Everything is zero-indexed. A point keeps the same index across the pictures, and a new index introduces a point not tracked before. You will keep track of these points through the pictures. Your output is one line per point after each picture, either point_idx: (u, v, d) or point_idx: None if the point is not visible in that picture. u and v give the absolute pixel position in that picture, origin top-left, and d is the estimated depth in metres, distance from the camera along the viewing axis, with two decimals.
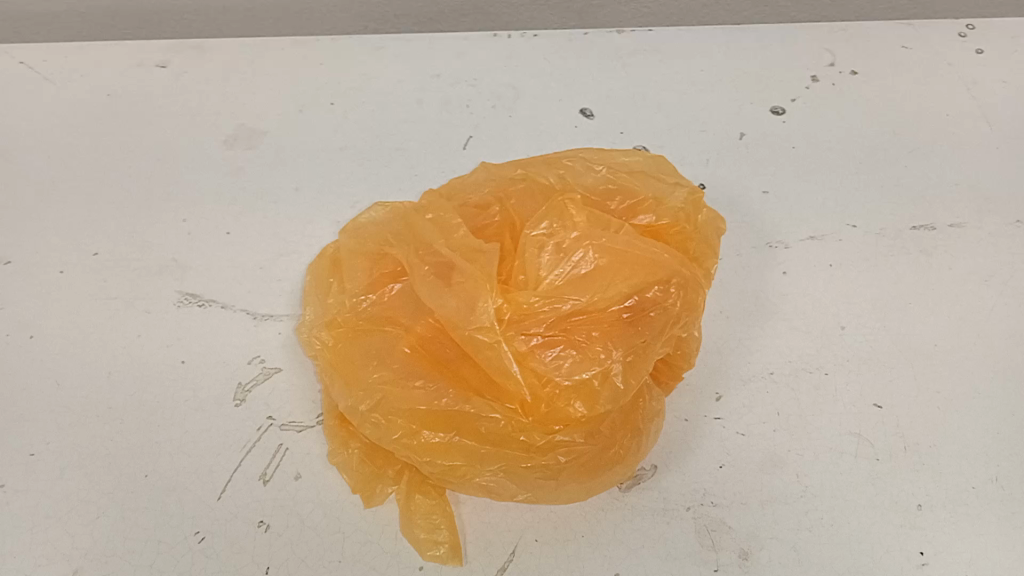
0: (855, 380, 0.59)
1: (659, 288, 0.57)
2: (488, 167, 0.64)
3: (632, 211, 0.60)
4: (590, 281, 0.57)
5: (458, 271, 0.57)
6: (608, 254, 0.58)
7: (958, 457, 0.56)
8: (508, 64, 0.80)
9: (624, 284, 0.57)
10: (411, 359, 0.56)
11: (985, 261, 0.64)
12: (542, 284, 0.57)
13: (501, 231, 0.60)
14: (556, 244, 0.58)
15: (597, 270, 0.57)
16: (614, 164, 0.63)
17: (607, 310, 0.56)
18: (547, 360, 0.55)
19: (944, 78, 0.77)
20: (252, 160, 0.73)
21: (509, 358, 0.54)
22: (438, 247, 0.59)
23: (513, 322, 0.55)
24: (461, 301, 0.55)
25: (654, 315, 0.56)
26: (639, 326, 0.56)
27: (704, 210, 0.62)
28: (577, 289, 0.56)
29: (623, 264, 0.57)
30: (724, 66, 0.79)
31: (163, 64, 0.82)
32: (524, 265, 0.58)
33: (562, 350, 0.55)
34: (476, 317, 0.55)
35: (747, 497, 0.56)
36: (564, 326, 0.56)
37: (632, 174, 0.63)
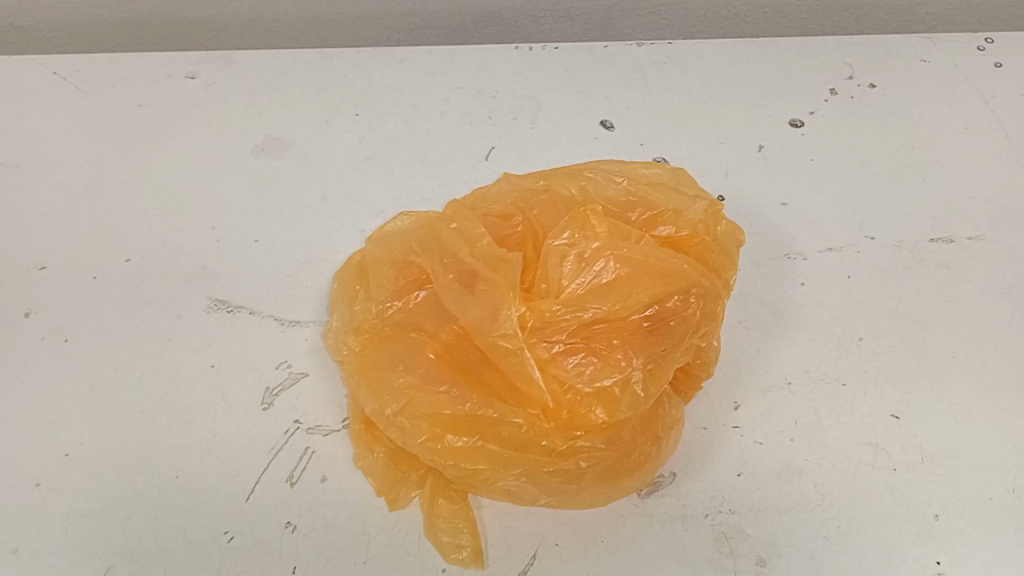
0: (872, 391, 0.63)
1: (679, 298, 0.56)
2: (511, 179, 0.65)
3: (653, 221, 0.61)
4: (613, 289, 0.55)
5: (481, 277, 0.56)
6: (631, 263, 0.56)
7: (975, 468, 0.59)
8: (530, 77, 0.84)
9: (644, 293, 0.55)
10: (434, 364, 0.56)
11: (1001, 274, 0.69)
12: (565, 293, 0.55)
13: (524, 240, 0.61)
14: (578, 253, 0.57)
15: (618, 279, 0.56)
16: (637, 176, 0.64)
17: (629, 317, 0.55)
18: (571, 367, 0.53)
19: (962, 94, 0.81)
20: (280, 170, 0.77)
21: (532, 365, 0.53)
22: (462, 255, 0.58)
23: (536, 329, 0.54)
24: (485, 308, 0.55)
25: (674, 325, 0.55)
26: (659, 335, 0.55)
27: (725, 221, 0.62)
28: (600, 298, 0.55)
29: (644, 274, 0.56)
30: (744, 80, 0.83)
31: (192, 75, 0.85)
32: (546, 274, 0.57)
33: (584, 357, 0.53)
34: (499, 324, 0.54)
35: (766, 506, 0.58)
36: (586, 333, 0.54)
37: (653, 187, 0.63)
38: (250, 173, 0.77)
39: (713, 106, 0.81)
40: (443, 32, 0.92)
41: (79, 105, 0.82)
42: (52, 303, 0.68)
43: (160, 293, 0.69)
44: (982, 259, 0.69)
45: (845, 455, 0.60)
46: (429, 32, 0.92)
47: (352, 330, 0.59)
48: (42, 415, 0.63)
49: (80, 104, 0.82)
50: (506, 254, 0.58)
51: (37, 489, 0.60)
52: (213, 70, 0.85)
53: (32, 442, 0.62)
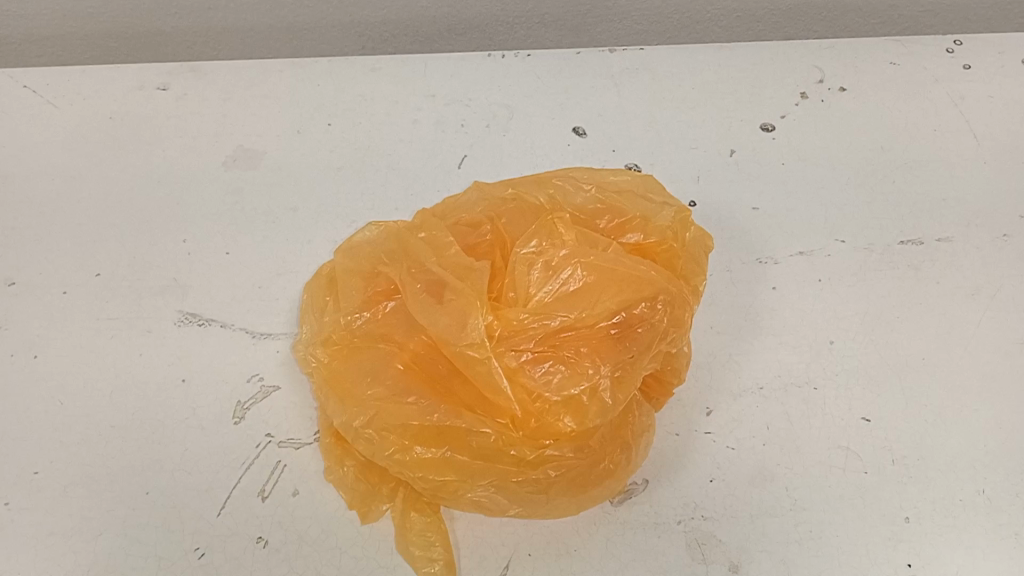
0: (843, 395, 0.63)
1: (647, 304, 0.55)
2: (480, 187, 0.65)
3: (621, 228, 0.61)
4: (580, 297, 0.56)
5: (449, 287, 0.56)
6: (598, 271, 0.56)
7: (947, 470, 0.60)
8: (503, 85, 0.84)
9: (611, 301, 0.55)
10: (402, 375, 0.55)
11: (970, 274, 0.69)
12: (532, 301, 0.55)
13: (492, 249, 0.61)
14: (545, 261, 0.57)
15: (585, 287, 0.56)
16: (606, 184, 0.64)
17: (595, 326, 0.55)
18: (538, 375, 0.53)
19: (932, 96, 0.81)
20: (251, 181, 0.77)
21: (499, 374, 0.53)
22: (430, 266, 0.58)
23: (503, 337, 0.54)
24: (452, 318, 0.55)
25: (642, 333, 0.55)
26: (627, 342, 0.55)
27: (693, 227, 0.63)
28: (566, 306, 0.55)
29: (610, 281, 0.56)
30: (716, 85, 0.83)
31: (164, 87, 0.84)
32: (513, 283, 0.57)
33: (551, 365, 0.53)
34: (465, 333, 0.54)
35: (738, 511, 0.58)
36: (554, 341, 0.54)
37: (622, 194, 0.63)
38: (222, 184, 0.77)
39: (685, 111, 0.81)
40: (417, 40, 0.92)
41: (49, 118, 0.82)
42: (21, 319, 0.68)
43: (132, 307, 0.69)
44: (952, 261, 0.70)
45: (818, 459, 0.60)
46: (402, 40, 0.92)
47: (321, 341, 0.59)
48: (12, 432, 0.62)
49: (50, 117, 0.82)
50: (473, 263, 0.57)
51: (6, 507, 0.59)
52: (184, 81, 0.85)
53: (1, 460, 0.61)
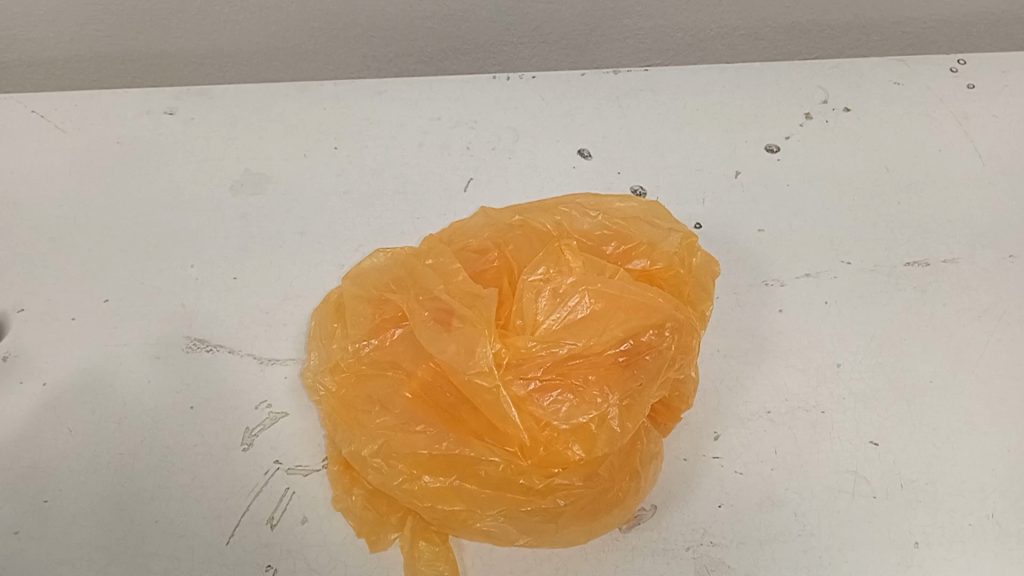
0: (851, 419, 0.63)
1: (654, 331, 0.56)
2: (487, 212, 0.66)
3: (626, 254, 0.62)
4: (587, 324, 0.56)
5: (457, 314, 0.57)
6: (604, 297, 0.57)
7: (955, 493, 0.60)
8: (508, 106, 0.84)
9: (619, 328, 0.56)
10: (410, 402, 0.56)
11: (976, 296, 0.69)
12: (540, 328, 0.56)
13: (500, 276, 0.61)
14: (552, 288, 0.57)
15: (592, 314, 0.56)
16: (612, 212, 0.65)
17: (603, 353, 0.55)
18: (548, 404, 0.54)
19: (936, 116, 0.82)
20: (257, 206, 0.77)
21: (507, 403, 0.53)
22: (437, 292, 0.58)
23: (511, 365, 0.54)
24: (460, 346, 0.55)
25: (650, 360, 0.55)
26: (635, 369, 0.55)
27: (699, 251, 0.63)
28: (574, 333, 0.55)
29: (617, 308, 0.56)
30: (720, 106, 0.84)
31: (170, 112, 0.85)
32: (521, 310, 0.57)
33: (560, 393, 0.54)
34: (474, 361, 0.54)
35: (748, 537, 0.58)
36: (562, 369, 0.55)
37: (628, 222, 0.64)
38: (229, 209, 0.77)
39: (690, 131, 0.82)
40: (422, 60, 0.92)
41: (57, 143, 0.82)
42: (30, 346, 0.68)
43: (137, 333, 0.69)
44: (958, 282, 0.70)
45: (828, 484, 0.60)
46: (408, 61, 0.92)
47: (330, 368, 0.59)
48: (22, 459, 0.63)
49: (58, 142, 0.82)
50: (480, 291, 0.58)
51: (16, 537, 0.59)
52: (191, 106, 0.85)
53: (9, 488, 0.61)
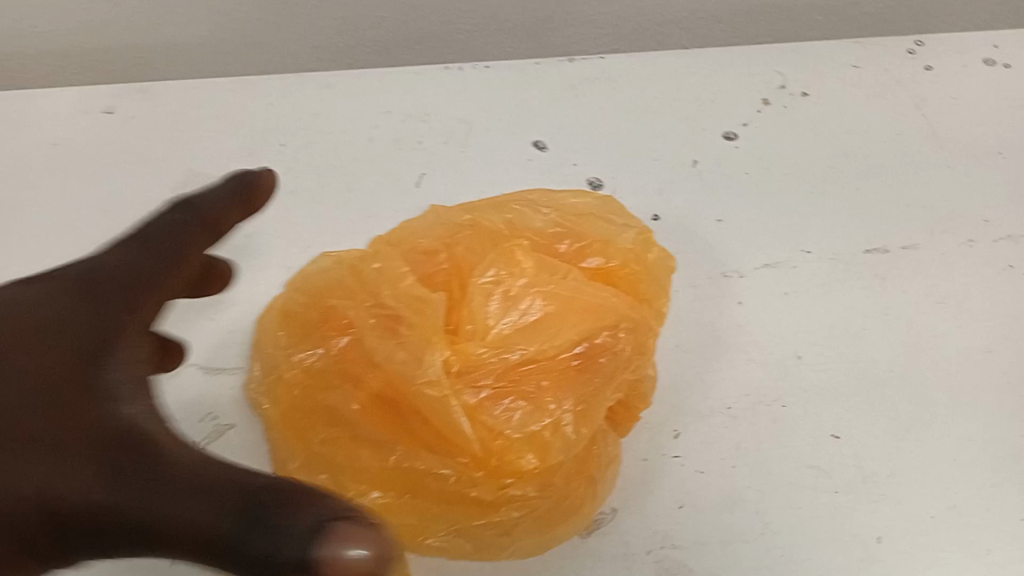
0: (812, 412, 0.62)
1: (609, 333, 0.55)
2: (437, 212, 0.65)
3: (580, 252, 0.62)
4: (540, 328, 0.55)
5: (404, 321, 0.55)
6: (557, 300, 0.56)
7: (916, 486, 0.59)
8: (461, 98, 0.83)
9: (573, 331, 0.55)
10: (358, 411, 0.54)
11: (936, 283, 0.68)
12: (490, 333, 0.55)
13: (449, 278, 0.59)
14: (504, 292, 0.57)
15: (544, 318, 0.56)
16: (567, 210, 0.65)
17: (557, 357, 0.54)
18: (502, 415, 0.52)
19: (895, 99, 0.81)
20: (202, 207, 0.75)
21: (458, 413, 0.51)
22: (384, 297, 0.57)
23: (461, 373, 0.53)
24: (408, 354, 0.53)
25: (603, 364, 0.55)
26: (589, 373, 0.54)
27: (655, 248, 0.63)
28: (526, 338, 0.55)
29: (570, 310, 0.56)
30: (677, 93, 0.82)
31: (109, 110, 0.83)
32: (471, 315, 0.56)
33: (513, 400, 0.52)
34: (421, 369, 0.52)
35: (709, 538, 0.57)
36: (513, 375, 0.53)
37: (584, 218, 0.64)
38: None
39: (647, 120, 0.80)
40: (374, 50, 0.90)
41: None
42: None
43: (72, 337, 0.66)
44: (918, 269, 0.69)
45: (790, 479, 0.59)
46: (360, 51, 0.90)
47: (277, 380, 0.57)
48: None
49: None
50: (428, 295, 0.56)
51: None
52: (131, 103, 0.83)
53: None
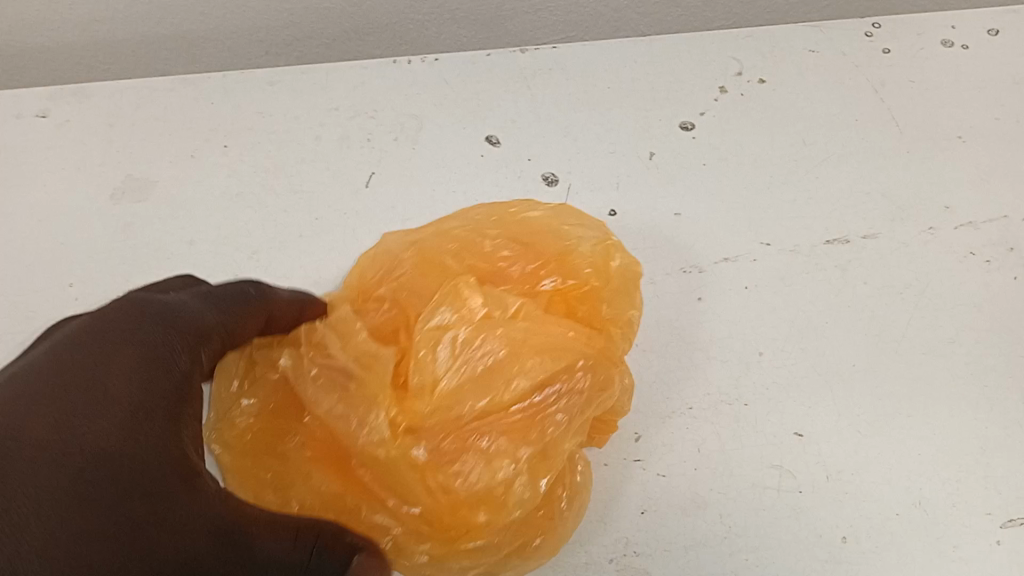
0: (775, 410, 0.61)
1: (564, 377, 0.53)
2: (396, 240, 0.63)
3: (535, 274, 0.59)
4: (491, 377, 0.53)
5: (352, 379, 0.53)
6: (509, 341, 0.53)
7: (881, 483, 0.58)
8: (410, 93, 0.80)
9: (526, 379, 0.52)
10: (314, 462, 0.53)
11: (897, 273, 0.67)
12: (439, 387, 0.52)
13: (402, 317, 0.57)
14: (452, 337, 0.54)
15: (498, 364, 0.53)
16: (524, 232, 0.62)
17: (509, 408, 0.52)
18: (456, 476, 0.51)
19: (853, 83, 0.79)
20: (143, 215, 0.72)
21: (407, 473, 0.51)
22: (331, 351, 0.55)
23: (409, 430, 0.52)
24: (353, 413, 0.52)
25: (559, 417, 0.52)
26: (545, 420, 0.52)
27: (618, 256, 0.61)
28: (477, 389, 0.52)
29: (524, 355, 0.53)
30: (632, 83, 0.80)
31: (43, 114, 0.80)
32: (417, 364, 0.53)
33: (465, 459, 0.51)
34: (365, 432, 0.51)
35: (672, 543, 0.56)
36: (464, 430, 0.52)
37: (539, 237, 0.62)
38: (112, 220, 0.72)
39: (601, 112, 0.78)
40: (324, 43, 0.86)
41: None
42: None
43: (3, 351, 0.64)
44: (878, 259, 0.68)
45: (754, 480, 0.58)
46: (307, 45, 0.86)
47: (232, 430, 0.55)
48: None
49: None
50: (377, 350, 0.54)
51: None
52: (66, 107, 0.80)
53: None
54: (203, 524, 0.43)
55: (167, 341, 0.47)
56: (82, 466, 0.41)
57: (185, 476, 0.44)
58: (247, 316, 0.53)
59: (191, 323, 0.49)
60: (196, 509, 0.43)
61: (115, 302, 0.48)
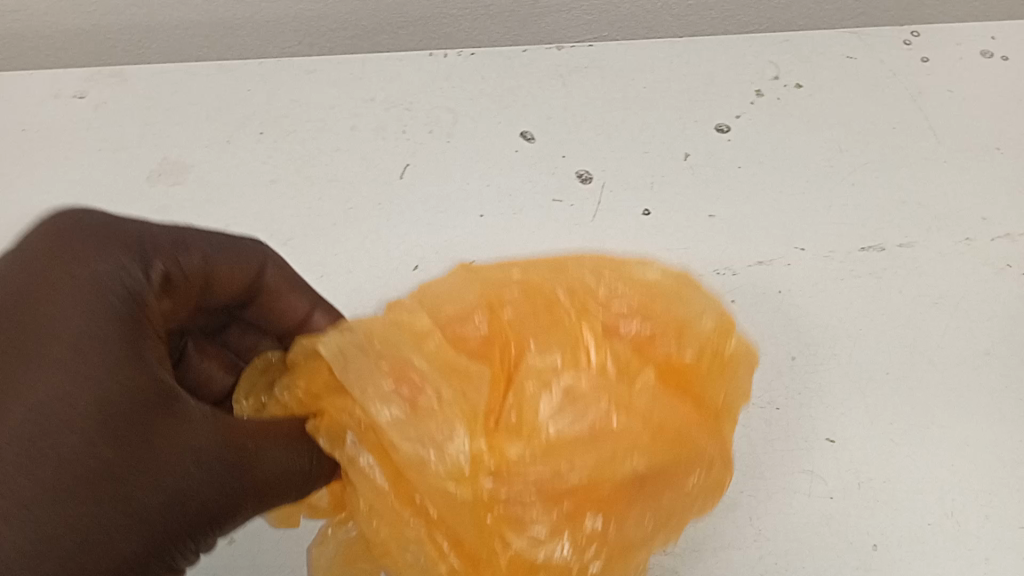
0: (807, 415, 0.61)
1: (679, 468, 0.46)
2: (470, 275, 0.54)
3: (653, 339, 0.49)
4: (598, 446, 0.44)
5: (434, 391, 0.46)
6: (630, 413, 0.45)
7: (913, 492, 0.57)
8: (446, 86, 0.80)
9: (641, 459, 0.45)
10: (372, 453, 0.47)
11: (934, 283, 0.67)
12: (543, 433, 0.45)
13: (494, 346, 0.49)
14: (563, 387, 0.46)
15: (610, 429, 0.45)
16: (652, 277, 0.52)
17: (613, 483, 0.44)
18: (531, 534, 0.45)
19: (890, 90, 0.79)
20: (177, 198, 0.72)
21: (479, 508, 0.45)
22: (418, 359, 0.47)
23: (497, 467, 0.45)
24: (433, 432, 0.45)
25: (655, 508, 0.47)
26: (639, 503, 0.46)
27: (738, 338, 0.52)
28: (582, 450, 0.44)
29: (643, 429, 0.45)
30: (669, 83, 0.80)
31: (80, 95, 0.81)
32: (518, 404, 0.46)
33: (543, 520, 0.45)
34: (444, 463, 0.45)
35: (702, 545, 0.56)
36: (555, 493, 0.45)
37: (662, 291, 0.52)
38: (146, 201, 0.72)
39: (637, 111, 0.78)
40: (355, 34, 0.82)
41: None
42: None
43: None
44: (915, 268, 0.68)
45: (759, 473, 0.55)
46: (340, 35, 0.82)
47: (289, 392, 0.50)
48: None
49: None
50: (473, 370, 0.47)
51: None
52: (103, 88, 0.82)
53: None
54: (189, 449, 0.38)
55: (99, 248, 0.41)
56: (27, 402, 0.36)
57: (160, 403, 0.38)
58: (227, 250, 0.49)
59: (147, 242, 0.44)
60: (180, 435, 0.38)
61: (54, 218, 0.43)
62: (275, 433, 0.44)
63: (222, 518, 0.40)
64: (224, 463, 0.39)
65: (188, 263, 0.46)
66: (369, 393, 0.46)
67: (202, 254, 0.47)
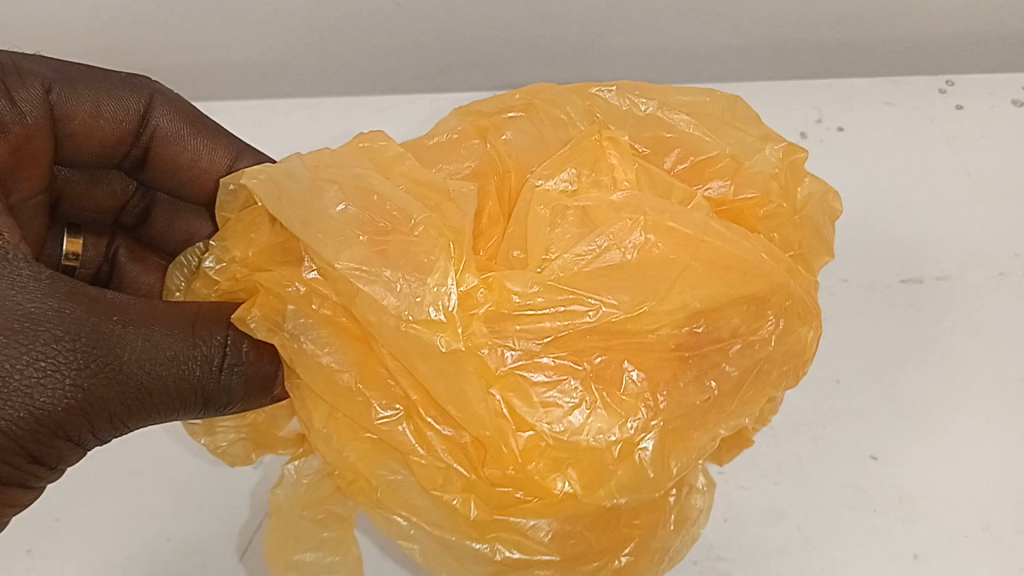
0: (853, 435, 0.70)
1: (749, 309, 0.56)
2: (459, 115, 0.68)
3: (697, 169, 0.64)
4: (643, 275, 0.54)
5: (386, 227, 0.55)
6: (682, 246, 0.55)
7: (954, 508, 0.67)
8: None
9: (694, 297, 0.54)
10: (330, 343, 0.56)
11: (971, 312, 0.75)
12: (547, 260, 0.56)
13: (502, 176, 0.64)
14: (581, 208, 0.57)
15: (657, 259, 0.55)
16: (693, 107, 0.66)
17: (657, 337, 0.54)
18: (557, 405, 0.53)
19: (929, 135, 0.86)
20: None
21: (455, 390, 0.53)
22: (382, 189, 0.56)
23: (491, 322, 0.54)
24: (405, 264, 0.53)
25: (715, 378, 0.55)
26: (699, 350, 0.55)
27: (804, 176, 0.66)
28: (620, 290, 0.54)
29: (693, 261, 0.55)
30: None
31: None
32: (524, 241, 0.58)
33: (564, 385, 0.53)
34: (403, 323, 0.53)
35: (754, 550, 0.67)
36: (578, 345, 0.54)
37: (707, 122, 0.65)
38: None
39: None
40: (417, 77, 0.95)
41: None
42: None
43: (154, 282, 0.77)
44: (950, 299, 0.76)
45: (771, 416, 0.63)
46: (403, 75, 0.95)
47: (227, 269, 0.60)
48: (117, 483, 0.75)
49: None
50: (454, 187, 0.58)
51: (84, 550, 0.72)
52: None
53: (91, 514, 0.74)
54: (34, 324, 0.50)
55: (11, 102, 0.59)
56: None
57: (48, 301, 0.50)
58: (122, 109, 0.68)
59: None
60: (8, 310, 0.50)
61: None
62: (165, 326, 0.53)
63: (62, 412, 0.50)
64: (76, 348, 0.50)
65: (29, 92, 0.63)
66: (323, 211, 0.55)
67: (118, 122, 0.68)
